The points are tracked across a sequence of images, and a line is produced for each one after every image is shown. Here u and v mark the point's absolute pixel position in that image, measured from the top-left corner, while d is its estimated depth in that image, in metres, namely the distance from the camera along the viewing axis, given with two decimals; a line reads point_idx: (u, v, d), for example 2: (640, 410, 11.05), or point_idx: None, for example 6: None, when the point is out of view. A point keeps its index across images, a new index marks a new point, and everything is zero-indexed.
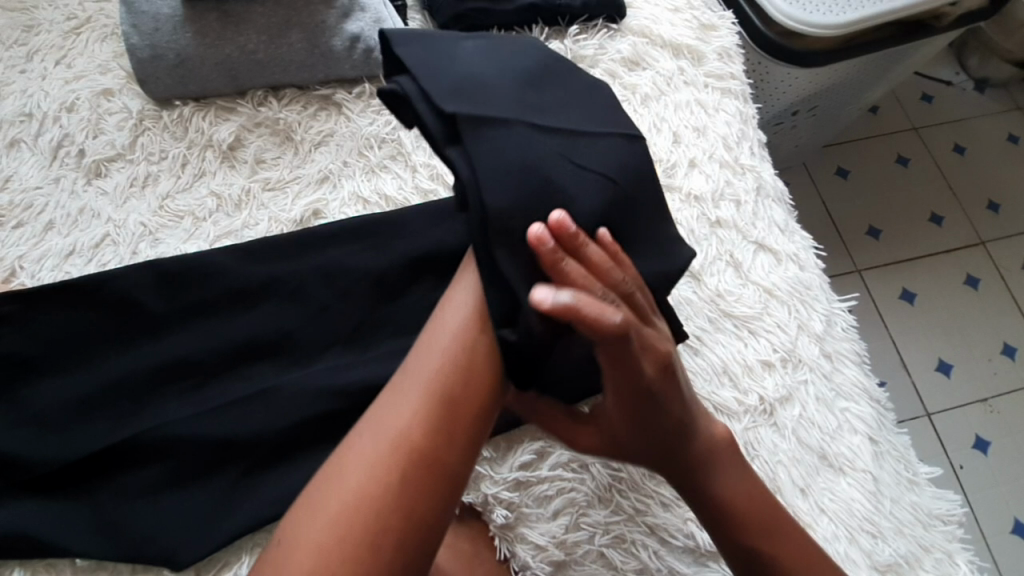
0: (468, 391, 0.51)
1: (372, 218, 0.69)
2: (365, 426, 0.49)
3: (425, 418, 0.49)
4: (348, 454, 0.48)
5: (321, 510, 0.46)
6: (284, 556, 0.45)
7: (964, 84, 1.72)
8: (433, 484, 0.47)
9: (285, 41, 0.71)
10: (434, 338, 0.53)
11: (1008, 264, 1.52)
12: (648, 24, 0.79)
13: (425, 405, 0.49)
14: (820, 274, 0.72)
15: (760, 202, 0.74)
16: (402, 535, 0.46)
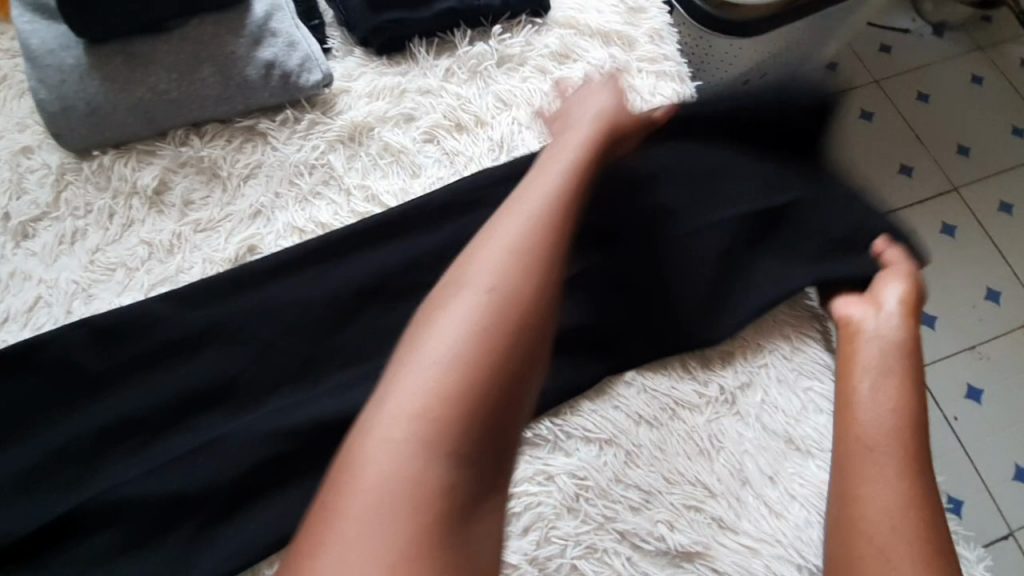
0: (545, 270, 0.50)
1: (310, 248, 0.67)
2: (435, 316, 0.48)
3: (513, 292, 0.48)
4: (427, 348, 0.46)
5: (411, 401, 0.44)
6: (377, 439, 0.43)
7: (922, 30, 1.69)
8: (524, 358, 0.47)
9: (197, 76, 0.69)
10: (514, 224, 0.52)
11: (982, 208, 1.51)
12: (573, 14, 0.77)
13: (514, 281, 0.49)
14: None
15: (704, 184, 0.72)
16: (500, 415, 0.46)
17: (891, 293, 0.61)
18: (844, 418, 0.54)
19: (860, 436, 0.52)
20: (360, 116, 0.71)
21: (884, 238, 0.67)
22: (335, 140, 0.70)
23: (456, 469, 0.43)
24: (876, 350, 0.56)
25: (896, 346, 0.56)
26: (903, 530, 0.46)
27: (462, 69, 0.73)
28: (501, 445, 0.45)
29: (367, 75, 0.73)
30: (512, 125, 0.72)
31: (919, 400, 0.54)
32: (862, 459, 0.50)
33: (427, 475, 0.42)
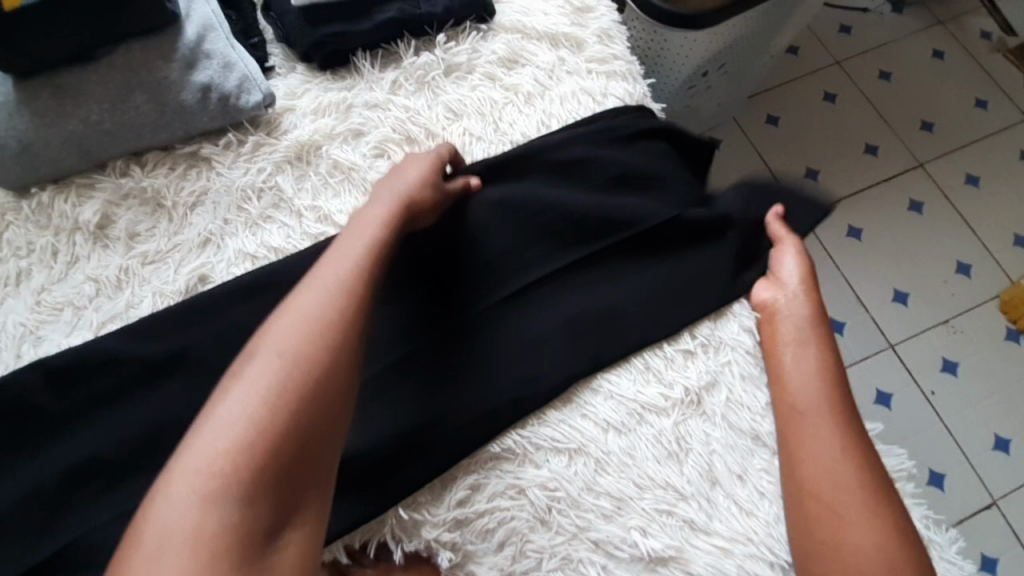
0: (350, 311, 0.52)
1: (265, 271, 0.65)
2: (234, 373, 0.48)
3: (311, 336, 0.49)
4: (219, 408, 0.45)
5: (199, 460, 0.43)
6: (172, 495, 0.42)
7: (881, 8, 1.70)
8: (326, 400, 0.48)
9: (130, 105, 0.67)
10: (325, 274, 0.54)
11: (949, 182, 1.52)
12: (519, 17, 0.75)
13: (313, 326, 0.50)
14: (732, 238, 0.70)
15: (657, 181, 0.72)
16: (301, 459, 0.46)
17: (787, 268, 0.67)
18: (779, 396, 0.60)
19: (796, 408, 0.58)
20: (306, 135, 0.69)
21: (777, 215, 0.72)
22: (282, 162, 0.69)
23: (246, 518, 0.42)
24: (796, 323, 0.63)
25: (806, 318, 0.62)
26: (850, 495, 0.53)
27: (409, 81, 0.72)
28: (300, 488, 0.45)
29: (311, 92, 0.71)
30: (463, 135, 0.71)
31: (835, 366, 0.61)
32: (803, 438, 0.57)
33: (210, 526, 0.41)
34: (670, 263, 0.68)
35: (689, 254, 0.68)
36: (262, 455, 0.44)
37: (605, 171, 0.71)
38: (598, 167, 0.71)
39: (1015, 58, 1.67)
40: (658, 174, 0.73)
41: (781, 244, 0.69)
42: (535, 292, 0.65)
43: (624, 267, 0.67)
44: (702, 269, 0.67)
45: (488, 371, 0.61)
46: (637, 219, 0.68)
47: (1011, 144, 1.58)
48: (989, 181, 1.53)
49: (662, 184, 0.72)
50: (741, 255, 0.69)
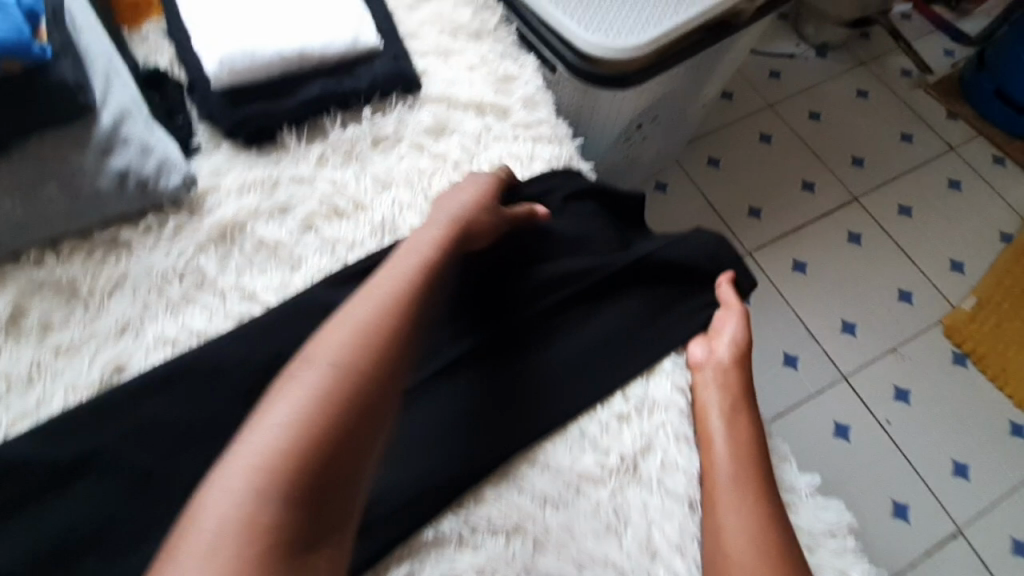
0: (400, 333, 0.52)
1: (188, 357, 0.63)
2: (282, 385, 0.48)
3: (358, 354, 0.50)
4: (265, 417, 0.46)
5: (255, 452, 0.44)
6: (221, 485, 0.43)
7: (806, 53, 1.81)
8: (368, 424, 0.48)
9: (42, 194, 0.64)
10: (385, 280, 0.56)
11: (884, 213, 1.59)
12: (445, 88, 0.77)
13: (360, 345, 0.50)
14: (662, 294, 0.71)
15: (587, 239, 0.73)
16: (337, 480, 0.46)
17: (725, 333, 0.69)
18: (706, 459, 0.60)
19: (720, 472, 0.58)
20: (231, 214, 0.68)
21: (727, 278, 0.74)
22: (205, 242, 0.67)
23: (288, 519, 0.42)
24: (722, 388, 0.64)
25: (734, 384, 0.64)
26: (765, 554, 0.53)
27: (336, 154, 0.72)
28: (341, 498, 0.46)
29: (236, 169, 0.70)
30: (392, 205, 0.71)
31: (759, 431, 0.62)
32: (723, 494, 0.57)
33: (259, 520, 0.42)
34: (605, 322, 0.68)
35: (623, 310, 0.69)
36: (308, 460, 0.45)
37: (538, 234, 0.72)
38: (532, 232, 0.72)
39: (933, 94, 1.78)
40: (590, 232, 0.74)
41: (726, 309, 0.71)
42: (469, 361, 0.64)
43: (565, 326, 0.67)
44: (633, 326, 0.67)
45: (420, 448, 0.59)
46: (568, 282, 0.69)
47: (938, 173, 1.67)
48: (921, 210, 1.61)
49: (594, 241, 0.74)
50: (671, 309, 0.70)
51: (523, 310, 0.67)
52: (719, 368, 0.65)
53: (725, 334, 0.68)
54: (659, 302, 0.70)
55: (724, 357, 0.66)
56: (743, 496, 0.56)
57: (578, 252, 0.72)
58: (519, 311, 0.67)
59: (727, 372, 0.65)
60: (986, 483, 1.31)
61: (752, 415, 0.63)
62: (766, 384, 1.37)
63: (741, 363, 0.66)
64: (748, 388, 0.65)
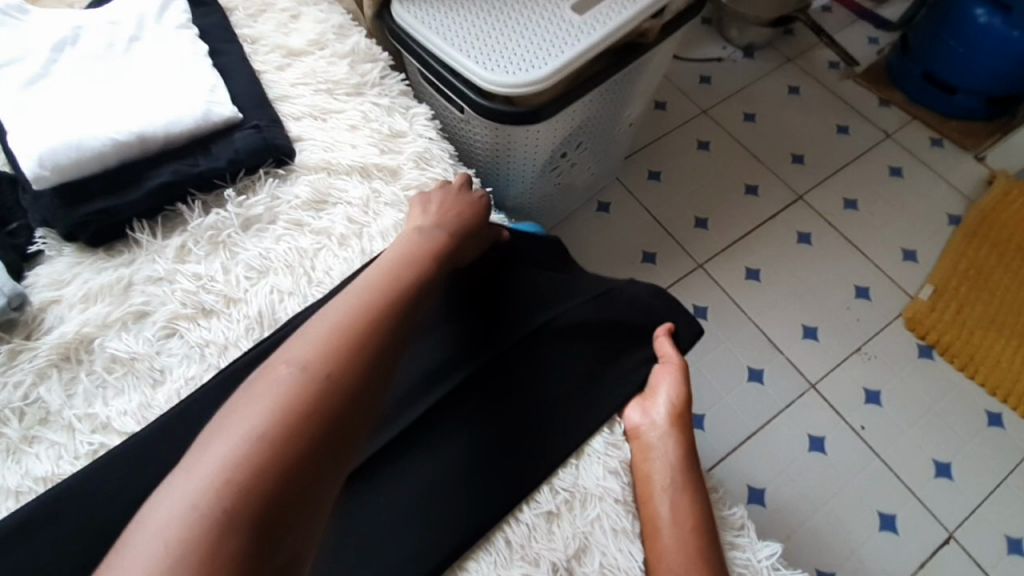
0: (384, 329, 0.52)
1: (30, 509, 0.52)
2: (261, 379, 0.48)
3: (338, 350, 0.49)
4: (240, 410, 0.46)
5: (214, 456, 0.43)
6: (175, 490, 0.42)
7: (734, 55, 1.79)
8: (332, 440, 0.46)
9: None
10: (367, 281, 0.55)
11: (830, 209, 1.56)
12: (322, 154, 0.69)
13: (340, 341, 0.49)
14: (611, 331, 0.65)
15: (526, 280, 0.68)
16: (297, 488, 0.43)
17: (663, 392, 0.61)
18: (649, 554, 0.52)
19: (665, 570, 0.51)
20: (76, 330, 0.59)
21: (664, 329, 0.67)
22: (46, 367, 0.57)
23: (228, 535, 0.40)
24: (663, 463, 0.56)
25: (674, 456, 0.57)
26: None
27: (199, 243, 0.63)
28: (293, 518, 0.42)
29: (83, 275, 0.61)
30: (270, 294, 0.63)
31: (707, 508, 0.54)
32: None
33: (200, 529, 0.39)
34: (538, 392, 0.60)
35: (569, 355, 0.63)
36: (263, 468, 0.42)
37: (486, 272, 0.68)
38: (476, 273, 0.68)
39: (863, 83, 1.77)
40: (537, 267, 0.71)
41: (663, 364, 0.64)
42: (369, 471, 0.55)
43: (526, 370, 0.61)
44: (580, 378, 0.62)
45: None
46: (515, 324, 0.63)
47: (878, 162, 1.65)
48: (867, 202, 1.58)
49: (541, 276, 0.69)
50: (610, 366, 0.63)
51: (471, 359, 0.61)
52: (657, 438, 0.58)
53: (662, 393, 0.61)
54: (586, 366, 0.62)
55: (662, 423, 0.59)
56: None
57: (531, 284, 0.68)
58: (469, 359, 0.61)
59: (666, 442, 0.57)
60: (970, 481, 1.26)
61: (699, 490, 0.55)
62: (734, 404, 1.31)
63: (681, 428, 0.59)
64: (692, 457, 0.57)
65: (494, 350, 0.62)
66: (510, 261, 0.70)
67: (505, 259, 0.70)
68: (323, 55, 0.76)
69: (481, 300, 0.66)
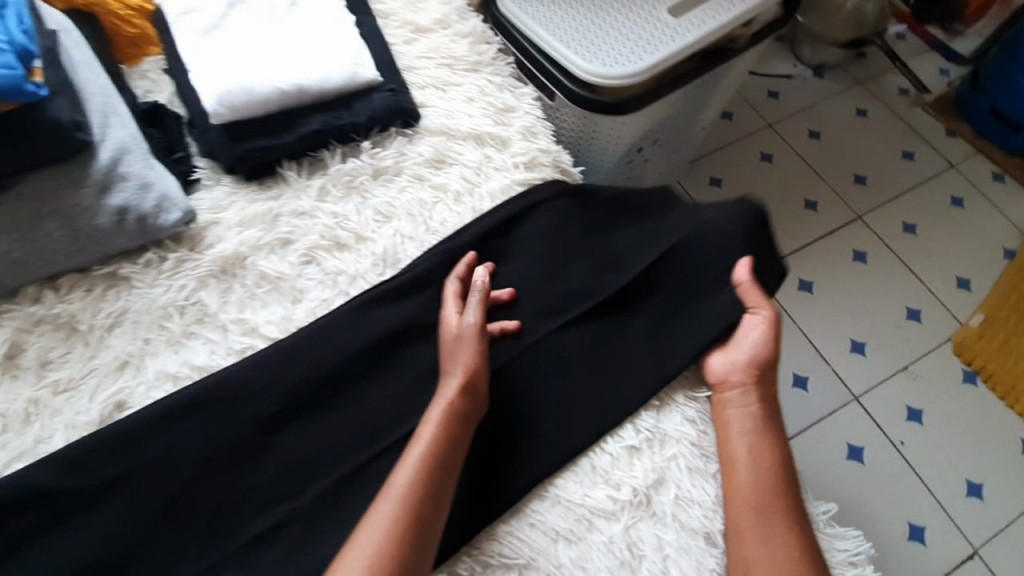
0: (426, 497, 0.55)
1: (206, 383, 0.64)
2: (378, 505, 0.55)
3: (431, 479, 0.56)
4: None
5: None
6: None
7: (803, 73, 1.83)
8: None
9: (40, 233, 0.62)
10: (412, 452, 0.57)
11: (889, 232, 1.59)
12: (444, 120, 0.77)
13: (433, 469, 0.56)
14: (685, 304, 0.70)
15: (609, 253, 0.73)
16: None
17: (745, 343, 0.67)
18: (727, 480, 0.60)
19: (744, 493, 0.58)
20: (231, 249, 0.68)
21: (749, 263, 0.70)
22: (206, 277, 0.67)
23: None
24: (739, 411, 0.63)
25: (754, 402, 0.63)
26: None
27: (336, 186, 0.72)
28: None
29: (238, 203, 0.71)
30: (393, 237, 0.71)
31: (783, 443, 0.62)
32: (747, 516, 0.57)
33: None
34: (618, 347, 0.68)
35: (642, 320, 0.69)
36: None
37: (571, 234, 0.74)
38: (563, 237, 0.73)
39: (932, 112, 1.78)
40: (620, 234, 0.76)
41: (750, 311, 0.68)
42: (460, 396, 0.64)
43: (603, 330, 0.68)
44: (650, 340, 0.68)
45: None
46: (592, 287, 0.70)
47: (941, 190, 1.66)
48: (925, 227, 1.60)
49: (623, 241, 0.75)
50: (665, 329, 0.69)
51: (547, 312, 0.69)
52: (737, 383, 0.65)
53: (743, 342, 0.67)
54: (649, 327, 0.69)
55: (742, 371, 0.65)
56: (770, 517, 0.57)
57: (610, 249, 0.74)
58: (549, 308, 0.69)
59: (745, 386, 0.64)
60: (1003, 504, 1.27)
61: (775, 428, 0.63)
62: None
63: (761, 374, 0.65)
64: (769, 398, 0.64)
65: (568, 305, 0.69)
66: (594, 224, 0.76)
67: (592, 224, 0.76)
68: (446, 33, 0.84)
69: (563, 258, 0.72)
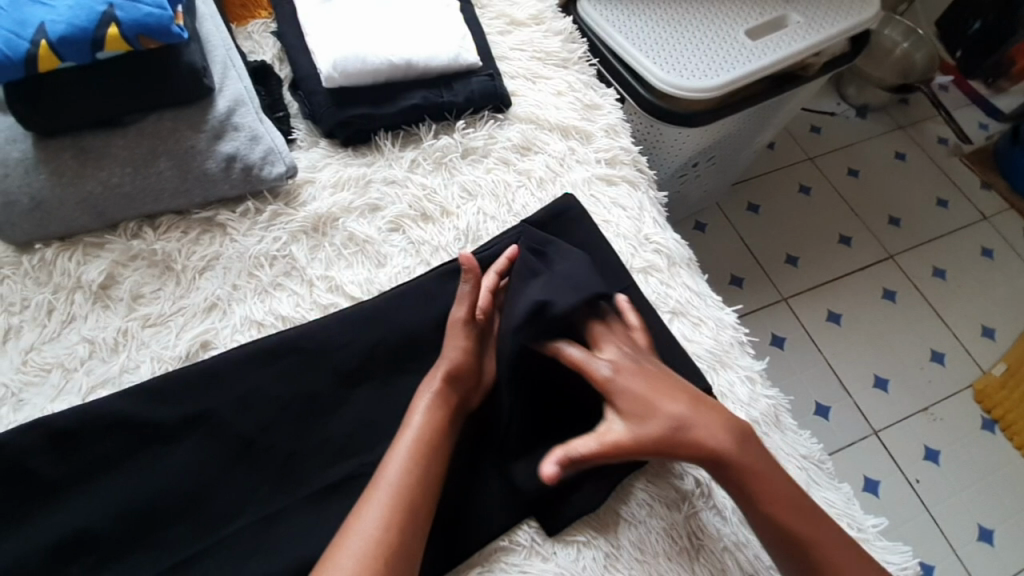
0: (425, 485, 0.55)
1: (291, 333, 0.65)
2: (373, 491, 0.54)
3: (422, 465, 0.56)
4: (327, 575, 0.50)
5: None
6: None
7: (847, 112, 1.87)
8: None
9: (152, 170, 0.66)
10: (405, 443, 0.57)
11: (919, 275, 1.61)
12: (534, 109, 0.80)
13: (428, 454, 0.56)
14: (735, 329, 0.73)
15: (673, 269, 0.75)
16: None
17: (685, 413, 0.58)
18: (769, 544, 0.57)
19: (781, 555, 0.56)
20: (325, 208, 0.71)
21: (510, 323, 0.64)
22: (298, 232, 0.70)
23: None
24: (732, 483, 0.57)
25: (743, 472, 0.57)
26: None
27: (427, 161, 0.75)
28: None
29: (332, 166, 0.73)
30: (476, 214, 0.74)
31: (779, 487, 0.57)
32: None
33: None
34: (690, 345, 0.69)
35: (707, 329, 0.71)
36: None
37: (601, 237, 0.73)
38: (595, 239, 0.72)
39: (970, 163, 1.82)
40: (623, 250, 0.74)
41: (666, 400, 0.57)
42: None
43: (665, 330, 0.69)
44: (719, 345, 0.70)
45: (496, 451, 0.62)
46: (648, 293, 0.72)
47: (974, 240, 1.69)
48: (955, 274, 1.63)
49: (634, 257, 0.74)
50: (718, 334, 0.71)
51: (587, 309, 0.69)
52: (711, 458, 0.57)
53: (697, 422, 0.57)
54: (706, 326, 0.71)
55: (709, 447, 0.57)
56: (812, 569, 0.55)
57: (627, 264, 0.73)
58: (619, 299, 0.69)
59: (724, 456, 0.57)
60: (1012, 552, 1.29)
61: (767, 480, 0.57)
62: None
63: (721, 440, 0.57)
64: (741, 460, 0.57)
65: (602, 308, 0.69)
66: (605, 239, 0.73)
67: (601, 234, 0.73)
68: (539, 29, 0.87)
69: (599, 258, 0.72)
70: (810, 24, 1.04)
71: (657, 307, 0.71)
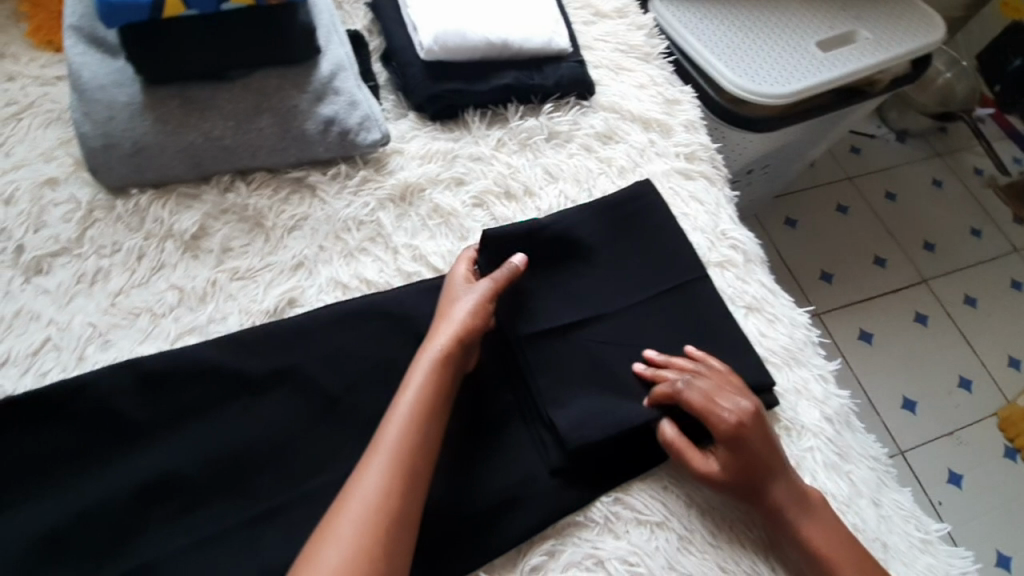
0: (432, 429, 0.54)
1: (379, 296, 0.66)
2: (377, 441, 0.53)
3: (430, 409, 0.55)
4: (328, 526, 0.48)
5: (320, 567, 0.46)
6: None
7: (886, 136, 1.88)
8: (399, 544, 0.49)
9: (253, 126, 0.68)
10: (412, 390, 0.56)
11: (951, 301, 1.62)
12: (617, 100, 0.81)
13: (435, 400, 0.56)
14: (808, 328, 0.74)
15: (748, 266, 0.76)
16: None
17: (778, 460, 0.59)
18: None
19: None
20: (413, 177, 0.72)
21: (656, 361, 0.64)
22: (386, 200, 0.71)
23: None
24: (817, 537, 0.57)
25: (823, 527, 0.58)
26: None
27: (512, 140, 0.76)
28: None
29: (420, 138, 0.74)
30: (558, 197, 0.74)
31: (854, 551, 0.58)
32: None
33: None
34: (765, 342, 0.70)
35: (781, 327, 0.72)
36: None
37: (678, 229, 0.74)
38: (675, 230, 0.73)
39: (1006, 195, 1.83)
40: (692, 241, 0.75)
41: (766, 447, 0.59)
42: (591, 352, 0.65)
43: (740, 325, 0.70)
44: (794, 343, 0.71)
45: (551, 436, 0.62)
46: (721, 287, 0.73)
47: (1004, 271, 1.71)
48: (985, 303, 1.64)
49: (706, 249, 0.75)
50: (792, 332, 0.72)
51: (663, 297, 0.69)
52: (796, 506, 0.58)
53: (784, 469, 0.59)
54: (780, 324, 0.72)
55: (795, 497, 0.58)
56: None
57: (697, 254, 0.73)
58: (696, 291, 0.70)
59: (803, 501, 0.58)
60: None
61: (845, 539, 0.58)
62: None
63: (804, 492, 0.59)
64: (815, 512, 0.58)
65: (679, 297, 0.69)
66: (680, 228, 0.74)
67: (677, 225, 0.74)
68: (623, 22, 0.88)
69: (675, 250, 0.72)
70: (878, 41, 1.06)
71: (732, 302, 0.72)
